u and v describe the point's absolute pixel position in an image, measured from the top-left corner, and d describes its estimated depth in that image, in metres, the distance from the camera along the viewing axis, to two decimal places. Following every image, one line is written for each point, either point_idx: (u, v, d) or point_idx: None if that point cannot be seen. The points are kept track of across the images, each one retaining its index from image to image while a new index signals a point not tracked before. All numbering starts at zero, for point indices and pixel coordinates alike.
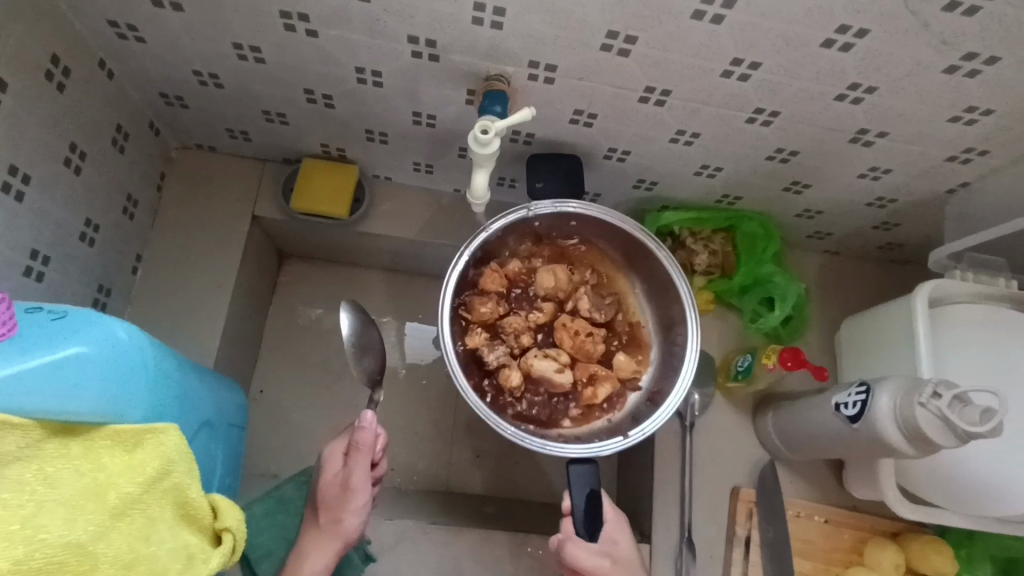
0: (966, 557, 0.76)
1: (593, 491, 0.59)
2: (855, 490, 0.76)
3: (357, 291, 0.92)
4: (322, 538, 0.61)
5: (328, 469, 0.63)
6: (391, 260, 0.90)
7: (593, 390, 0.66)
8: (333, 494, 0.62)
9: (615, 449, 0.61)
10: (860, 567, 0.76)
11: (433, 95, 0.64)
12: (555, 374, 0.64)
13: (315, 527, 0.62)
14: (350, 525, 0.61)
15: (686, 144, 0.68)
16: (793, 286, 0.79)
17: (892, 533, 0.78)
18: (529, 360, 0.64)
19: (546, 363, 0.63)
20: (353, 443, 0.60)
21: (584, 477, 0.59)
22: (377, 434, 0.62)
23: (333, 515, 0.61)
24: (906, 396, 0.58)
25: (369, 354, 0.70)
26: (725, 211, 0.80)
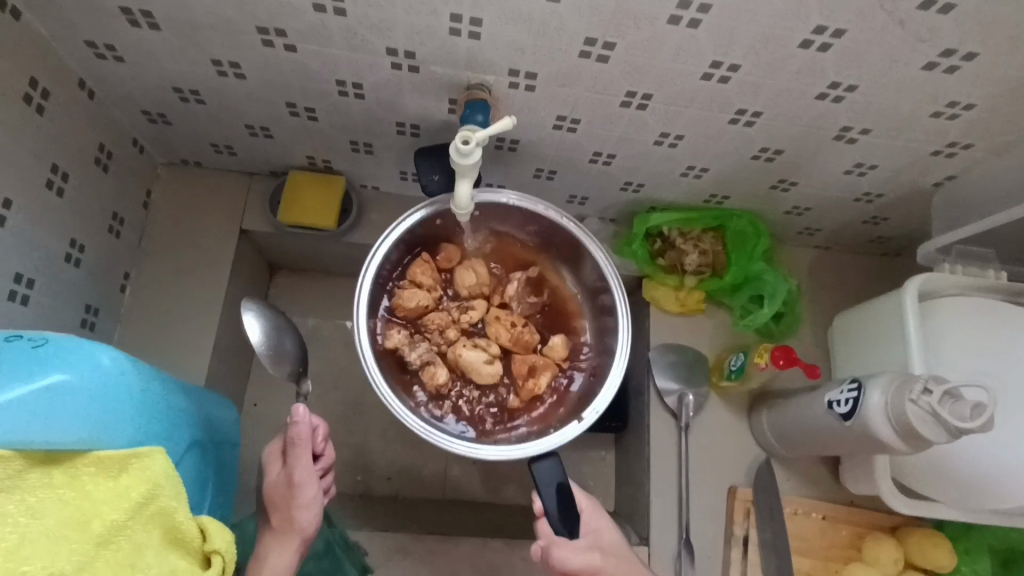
0: (964, 549, 0.76)
1: (562, 484, 0.59)
2: (850, 486, 0.76)
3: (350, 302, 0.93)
4: (280, 538, 0.59)
5: (269, 471, 0.60)
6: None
7: (535, 382, 0.65)
8: (279, 494, 0.59)
9: (574, 434, 0.61)
10: (859, 562, 0.76)
11: (415, 105, 0.64)
12: (488, 370, 0.63)
13: (270, 529, 0.60)
14: (305, 518, 0.59)
15: (670, 147, 0.67)
16: (783, 284, 0.79)
17: (889, 527, 0.78)
18: (459, 360, 0.63)
19: (477, 359, 0.63)
20: (289, 441, 0.57)
21: (549, 474, 0.59)
22: (314, 427, 0.60)
23: (285, 514, 0.59)
24: (898, 392, 0.58)
25: (286, 357, 0.65)
26: (712, 211, 0.80)
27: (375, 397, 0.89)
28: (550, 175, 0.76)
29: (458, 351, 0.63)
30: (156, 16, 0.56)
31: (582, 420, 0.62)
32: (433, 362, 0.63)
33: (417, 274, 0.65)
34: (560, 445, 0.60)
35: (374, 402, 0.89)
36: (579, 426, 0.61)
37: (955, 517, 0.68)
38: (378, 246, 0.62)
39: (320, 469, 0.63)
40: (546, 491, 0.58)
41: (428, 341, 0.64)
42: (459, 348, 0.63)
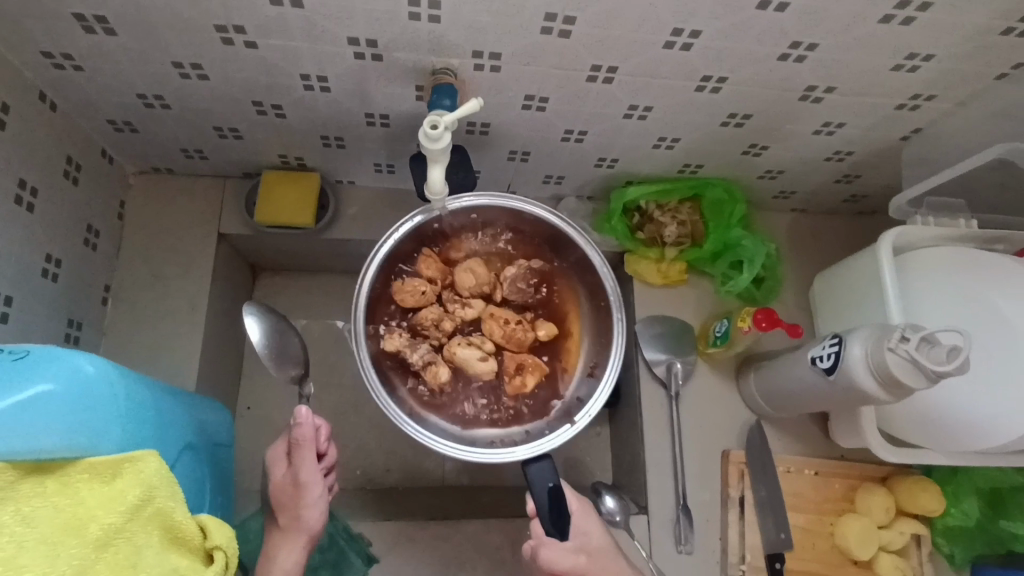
0: (953, 492, 0.78)
1: (554, 488, 0.59)
2: (840, 441, 0.77)
3: (336, 300, 0.92)
4: (287, 537, 0.59)
5: (275, 473, 0.61)
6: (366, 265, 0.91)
7: (524, 382, 0.65)
8: (285, 493, 0.60)
9: (565, 437, 0.63)
10: (853, 513, 0.78)
11: (383, 94, 0.64)
12: (482, 366, 0.64)
13: (277, 529, 0.60)
14: (312, 516, 0.59)
15: (640, 119, 0.68)
16: (762, 249, 0.80)
17: (879, 478, 0.80)
18: (454, 358, 0.64)
19: (473, 357, 0.63)
20: (294, 442, 0.59)
21: (544, 476, 0.59)
22: (317, 426, 0.61)
23: (292, 513, 0.59)
24: (877, 343, 0.59)
25: (288, 356, 0.67)
26: (687, 180, 0.81)
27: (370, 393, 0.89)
28: (524, 156, 0.76)
29: (454, 348, 0.64)
30: (110, 21, 0.55)
31: (573, 423, 0.64)
32: (434, 360, 0.64)
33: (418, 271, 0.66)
34: (551, 450, 0.62)
35: (367, 397, 0.89)
36: (570, 429, 0.63)
37: (943, 462, 0.70)
38: (379, 245, 0.63)
39: (324, 468, 0.63)
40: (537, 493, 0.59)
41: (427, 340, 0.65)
42: (453, 345, 0.63)
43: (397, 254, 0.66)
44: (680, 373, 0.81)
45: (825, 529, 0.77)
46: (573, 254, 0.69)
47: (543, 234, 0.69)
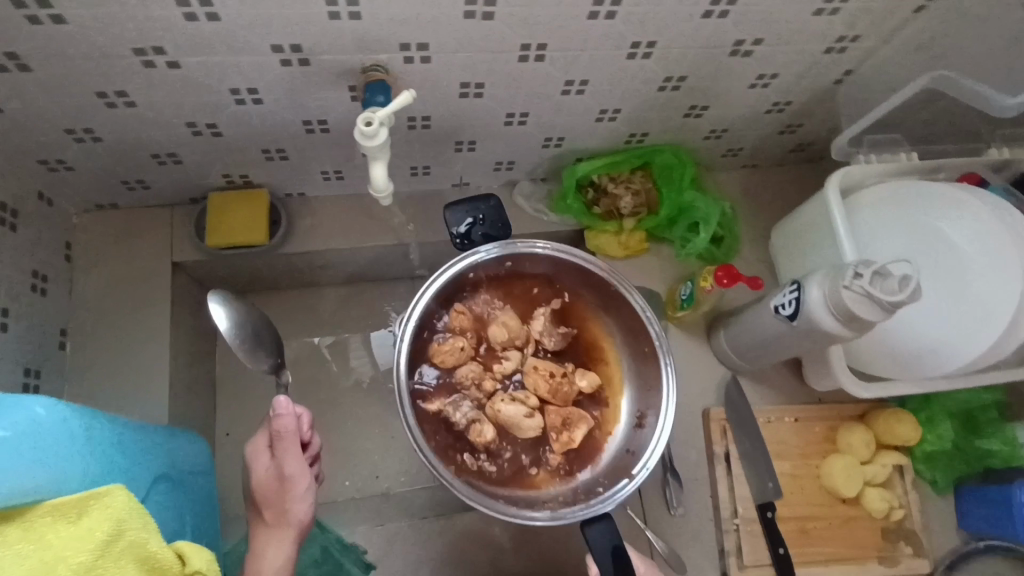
0: (928, 419, 0.80)
1: (617, 546, 0.62)
2: (815, 384, 0.79)
3: (304, 314, 0.92)
4: (275, 533, 0.58)
5: (257, 467, 0.60)
6: (330, 275, 0.90)
7: (569, 434, 0.70)
8: (271, 488, 0.60)
9: (625, 494, 0.64)
10: (836, 453, 0.79)
11: (317, 99, 0.63)
12: (528, 420, 0.67)
13: (263, 526, 0.59)
14: (300, 509, 0.59)
15: (578, 93, 0.68)
16: (716, 208, 0.82)
17: (857, 415, 0.82)
18: (499, 414, 0.67)
19: (518, 413, 0.67)
20: (275, 435, 0.59)
21: (605, 533, 0.62)
22: (297, 416, 0.61)
23: (279, 509, 0.59)
24: (833, 284, 0.61)
25: (262, 345, 0.68)
26: (635, 150, 0.82)
27: (349, 402, 0.89)
28: (471, 146, 0.76)
29: (498, 406, 0.68)
30: (23, 57, 0.53)
31: (631, 478, 0.66)
32: (479, 419, 0.67)
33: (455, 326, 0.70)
34: (614, 506, 0.63)
35: (347, 407, 0.88)
36: (629, 484, 0.65)
37: None
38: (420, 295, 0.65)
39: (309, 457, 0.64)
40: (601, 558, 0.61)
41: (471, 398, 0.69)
42: (499, 404, 0.67)
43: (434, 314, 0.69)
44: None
45: (811, 473, 0.79)
46: (613, 307, 0.73)
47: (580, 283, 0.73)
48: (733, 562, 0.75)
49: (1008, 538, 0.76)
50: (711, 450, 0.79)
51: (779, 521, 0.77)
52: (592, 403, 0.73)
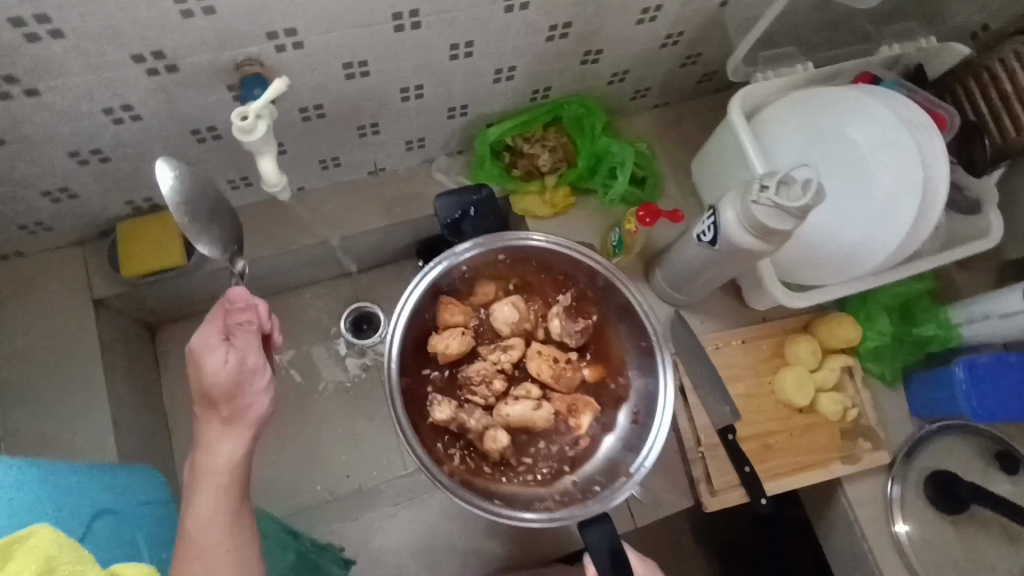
0: (868, 317, 0.82)
1: (616, 547, 0.60)
2: (755, 304, 0.81)
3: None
4: (232, 430, 0.50)
5: (209, 363, 0.50)
6: (265, 285, 0.89)
7: (575, 421, 0.72)
8: (226, 383, 0.50)
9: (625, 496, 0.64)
10: (786, 366, 0.81)
11: (198, 104, 0.61)
12: (535, 415, 0.70)
13: (214, 424, 0.51)
14: (260, 404, 0.52)
15: (467, 56, 0.67)
16: (629, 151, 0.82)
17: (801, 326, 0.84)
18: (508, 417, 0.69)
19: (525, 410, 0.69)
20: (235, 321, 0.51)
21: (603, 540, 0.60)
22: (257, 304, 0.53)
23: (236, 403, 0.51)
24: (744, 201, 0.61)
25: (215, 222, 0.59)
26: (542, 106, 0.82)
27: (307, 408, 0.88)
28: (374, 128, 0.74)
29: (505, 410, 0.69)
30: None
31: (630, 478, 0.66)
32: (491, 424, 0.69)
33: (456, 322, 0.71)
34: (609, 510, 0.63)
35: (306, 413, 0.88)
36: (629, 485, 0.65)
37: (845, 291, 0.74)
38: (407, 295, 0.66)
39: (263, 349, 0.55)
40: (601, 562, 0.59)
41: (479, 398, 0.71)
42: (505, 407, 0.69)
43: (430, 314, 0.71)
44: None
45: (765, 389, 0.81)
46: (615, 296, 0.71)
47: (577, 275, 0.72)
48: (703, 490, 0.77)
49: (955, 415, 0.80)
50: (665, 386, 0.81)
51: (741, 441, 0.79)
52: (599, 390, 0.74)
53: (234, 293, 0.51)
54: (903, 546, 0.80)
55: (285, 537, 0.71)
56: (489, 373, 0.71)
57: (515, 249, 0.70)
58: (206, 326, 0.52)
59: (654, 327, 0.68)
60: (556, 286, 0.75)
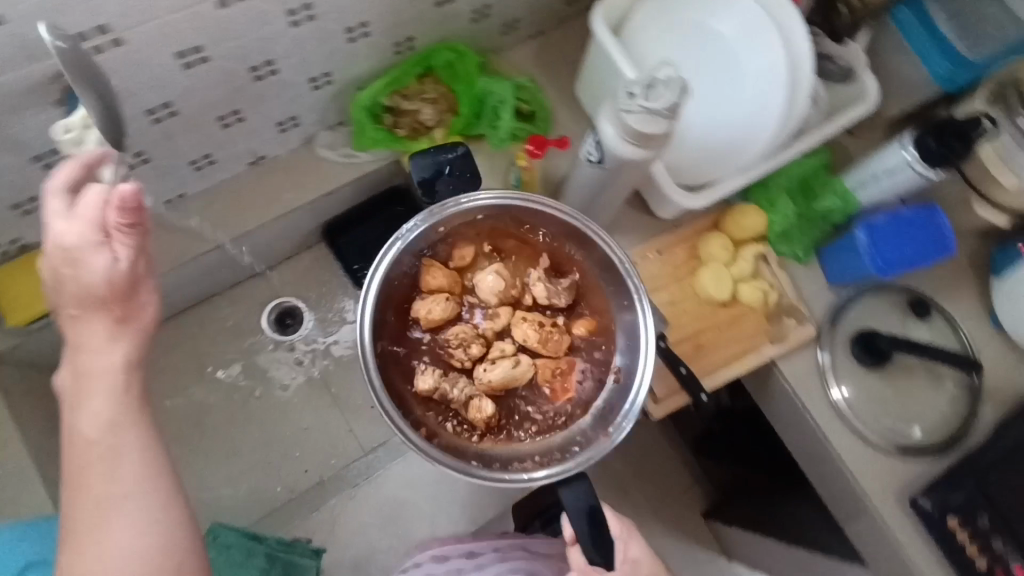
0: (769, 202, 0.85)
1: (592, 507, 0.63)
2: (663, 212, 0.82)
3: (172, 351, 0.89)
4: (117, 330, 0.49)
5: (94, 264, 0.46)
6: (177, 301, 0.86)
7: (563, 384, 0.70)
8: (108, 285, 0.47)
9: (601, 453, 0.64)
10: (702, 265, 0.84)
11: (32, 125, 0.58)
12: (517, 374, 0.68)
13: (97, 321, 0.48)
14: (147, 299, 0.51)
15: (311, 21, 0.65)
16: (507, 87, 0.80)
17: (712, 225, 0.87)
18: (490, 383, 0.67)
19: (507, 369, 0.67)
20: (111, 216, 0.46)
21: (577, 500, 0.63)
22: (135, 200, 0.46)
23: (125, 305, 0.49)
24: (618, 112, 0.61)
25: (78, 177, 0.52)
26: (411, 59, 0.80)
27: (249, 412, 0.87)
28: (237, 116, 0.72)
29: (487, 374, 0.67)
30: None
31: (608, 436, 0.65)
32: (474, 393, 0.68)
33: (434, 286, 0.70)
34: (581, 471, 0.64)
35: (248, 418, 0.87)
36: (603, 445, 0.65)
37: (744, 181, 0.75)
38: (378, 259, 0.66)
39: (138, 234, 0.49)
40: (577, 518, 0.63)
41: (460, 365, 0.69)
42: (485, 371, 0.67)
43: (405, 276, 0.70)
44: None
45: (687, 290, 0.84)
46: (592, 244, 0.70)
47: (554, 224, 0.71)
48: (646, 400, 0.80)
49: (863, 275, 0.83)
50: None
51: (674, 346, 0.81)
52: (591, 352, 0.71)
53: (124, 197, 0.45)
54: (837, 407, 0.85)
55: (249, 544, 0.74)
56: (467, 333, 0.69)
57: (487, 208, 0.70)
58: (80, 218, 0.46)
59: (633, 281, 0.67)
60: (539, 245, 0.73)
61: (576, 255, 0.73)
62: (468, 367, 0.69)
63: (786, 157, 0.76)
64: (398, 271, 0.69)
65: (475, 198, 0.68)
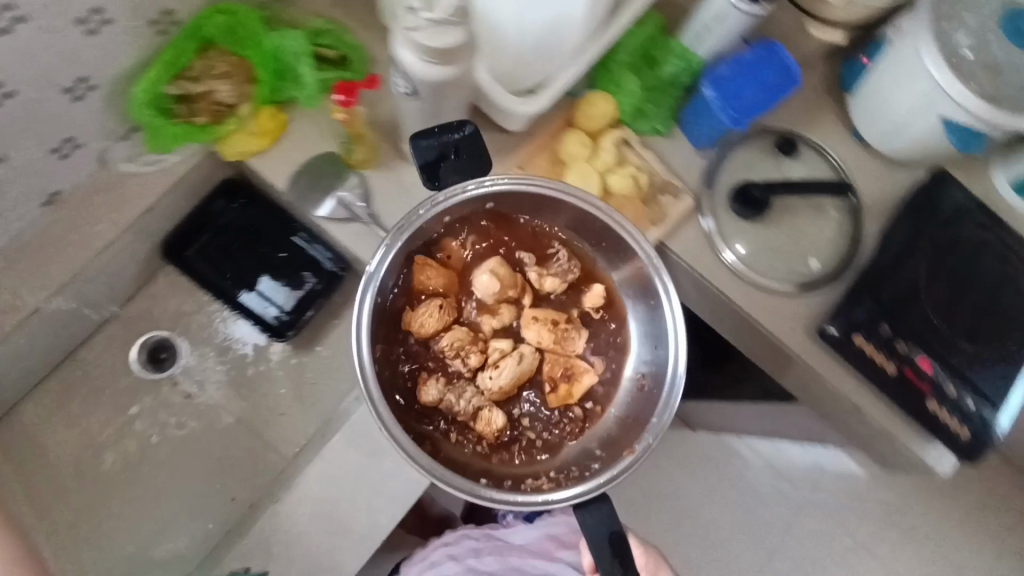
0: (615, 83, 0.82)
1: (615, 532, 0.61)
2: (512, 126, 0.77)
3: (61, 413, 0.86)
4: None
5: None
6: (36, 360, 0.82)
7: (566, 388, 0.73)
8: None
9: (624, 469, 0.64)
10: (567, 168, 0.80)
11: None
12: (521, 374, 0.70)
13: None
14: None
15: (22, 22, 0.54)
16: (298, 36, 0.71)
17: (568, 123, 0.82)
18: (493, 389, 0.69)
19: (513, 370, 0.69)
20: None
21: (603, 522, 0.62)
22: None
23: None
24: (406, 33, 0.55)
25: None
26: (180, 36, 0.70)
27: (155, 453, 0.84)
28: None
29: (493, 383, 0.69)
30: None
31: (634, 456, 0.65)
32: (480, 406, 0.69)
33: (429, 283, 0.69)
34: (609, 488, 0.63)
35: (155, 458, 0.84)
36: (633, 462, 0.64)
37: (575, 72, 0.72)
38: (383, 255, 0.63)
39: None
40: (602, 554, 0.61)
41: (460, 374, 0.70)
42: (489, 380, 0.69)
43: (402, 268, 0.69)
44: (363, 205, 0.75)
45: None
46: (606, 236, 0.71)
47: (558, 211, 0.71)
48: None
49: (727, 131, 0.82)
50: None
51: None
52: (596, 352, 0.75)
53: None
54: (732, 266, 0.85)
55: None
56: (462, 340, 0.70)
57: (497, 195, 0.68)
58: None
59: (660, 280, 0.66)
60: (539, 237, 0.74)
61: (580, 245, 0.75)
62: (466, 375, 0.70)
63: (610, 34, 0.73)
64: (395, 268, 0.67)
65: (496, 183, 0.65)
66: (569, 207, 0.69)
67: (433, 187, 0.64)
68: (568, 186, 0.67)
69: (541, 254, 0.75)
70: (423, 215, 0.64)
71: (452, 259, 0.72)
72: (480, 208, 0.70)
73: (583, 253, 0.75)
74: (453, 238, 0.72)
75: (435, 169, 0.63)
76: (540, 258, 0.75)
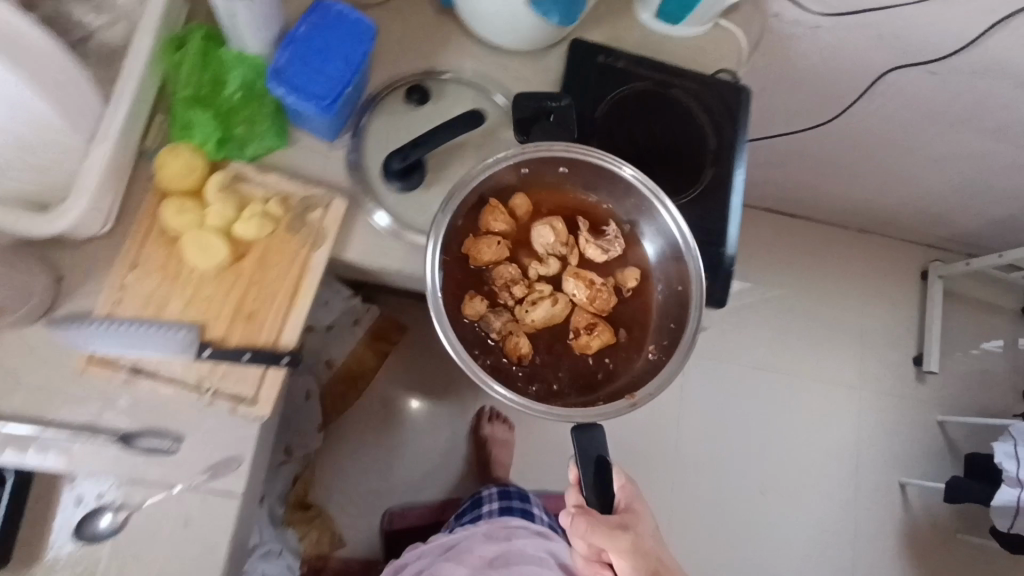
0: (186, 125, 0.70)
1: (600, 456, 0.74)
2: (81, 232, 0.65)
3: None
4: None
5: None
6: None
7: (587, 339, 0.78)
8: None
9: (618, 412, 0.73)
10: (184, 240, 0.68)
11: None
12: (559, 315, 0.78)
13: None
14: None
15: None
16: None
17: (160, 192, 0.69)
18: (533, 322, 0.77)
19: (547, 314, 0.77)
20: None
21: (596, 445, 0.73)
22: None
23: None
24: None
25: None
26: None
27: None
28: None
29: (531, 316, 0.77)
30: None
31: (632, 402, 0.74)
32: (512, 334, 0.77)
33: (492, 225, 0.78)
34: (601, 420, 0.73)
35: None
36: (623, 405, 0.73)
37: (102, 157, 0.61)
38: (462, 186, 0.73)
39: None
40: (585, 465, 0.73)
41: (506, 309, 0.78)
42: (531, 313, 0.77)
43: (473, 204, 0.77)
44: None
45: (196, 275, 0.69)
46: (647, 215, 0.80)
47: (621, 189, 0.80)
48: (247, 406, 0.67)
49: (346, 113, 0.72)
50: (106, 388, 0.66)
51: (226, 340, 0.68)
52: (624, 323, 0.81)
53: None
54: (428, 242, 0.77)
55: None
56: (510, 276, 0.78)
57: (571, 163, 0.78)
58: None
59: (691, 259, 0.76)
60: (590, 208, 0.82)
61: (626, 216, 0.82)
62: (511, 311, 0.78)
63: (122, 100, 0.62)
64: (468, 206, 0.76)
65: (573, 151, 0.76)
66: (619, 182, 0.79)
67: (400, 164, 0.72)
68: (627, 167, 0.77)
69: (598, 225, 0.82)
70: (506, 158, 0.74)
71: (512, 207, 0.79)
72: (554, 173, 0.79)
73: (630, 234, 0.82)
74: (519, 195, 0.79)
75: (409, 151, 0.72)
76: (589, 225, 0.82)
